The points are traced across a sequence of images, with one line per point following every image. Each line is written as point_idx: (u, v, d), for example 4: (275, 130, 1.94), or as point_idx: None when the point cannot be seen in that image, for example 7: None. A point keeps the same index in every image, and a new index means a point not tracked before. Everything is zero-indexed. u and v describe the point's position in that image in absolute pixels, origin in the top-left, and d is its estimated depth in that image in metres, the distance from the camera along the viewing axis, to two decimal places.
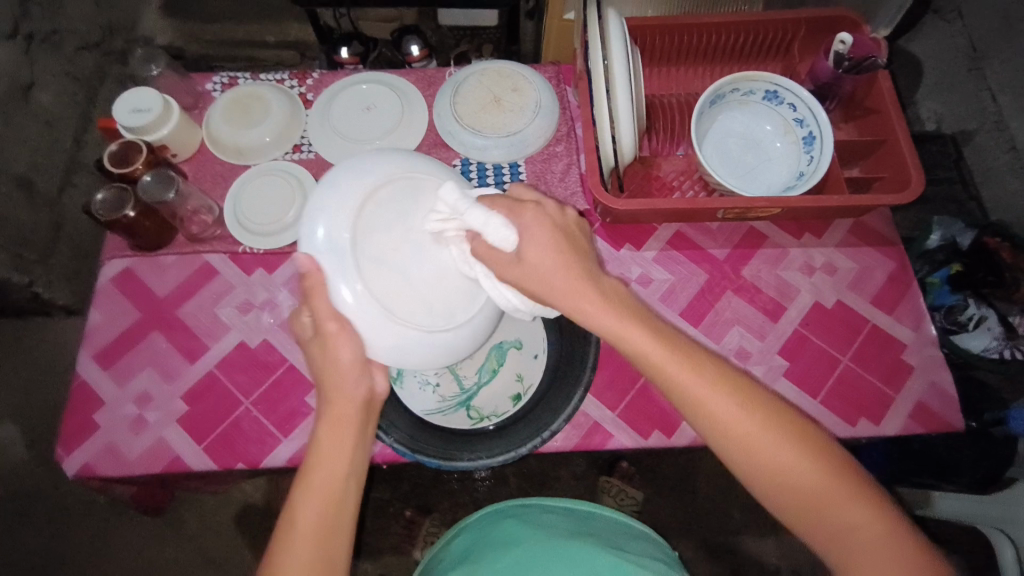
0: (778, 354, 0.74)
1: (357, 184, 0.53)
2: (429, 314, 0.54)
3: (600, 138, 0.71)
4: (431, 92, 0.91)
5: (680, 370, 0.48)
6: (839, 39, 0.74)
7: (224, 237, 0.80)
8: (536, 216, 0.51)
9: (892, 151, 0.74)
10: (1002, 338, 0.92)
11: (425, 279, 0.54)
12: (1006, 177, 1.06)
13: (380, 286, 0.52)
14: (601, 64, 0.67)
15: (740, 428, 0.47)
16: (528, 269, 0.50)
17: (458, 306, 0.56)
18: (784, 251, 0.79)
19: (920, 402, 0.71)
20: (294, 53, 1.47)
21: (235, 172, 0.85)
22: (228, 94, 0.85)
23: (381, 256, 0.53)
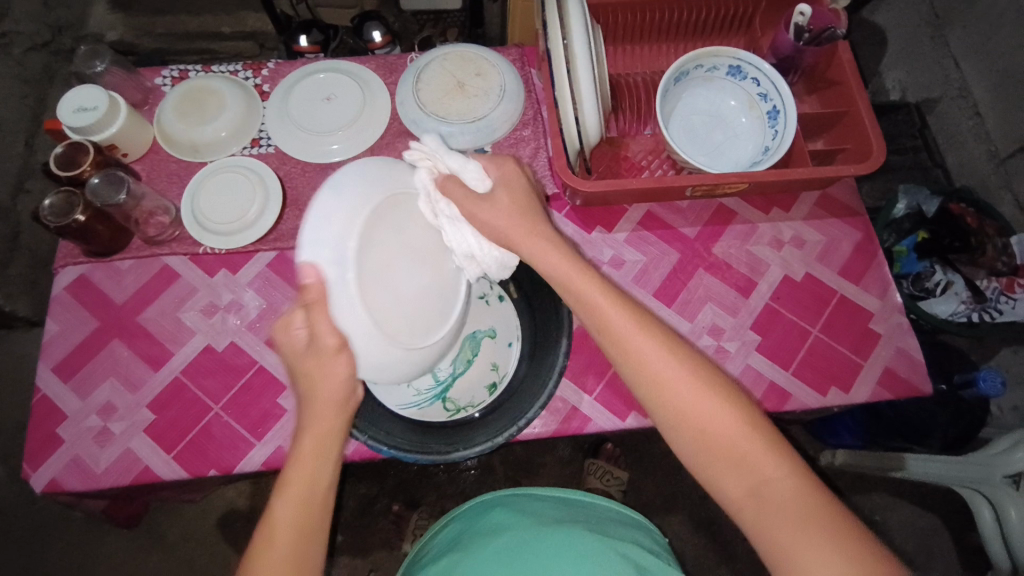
0: (751, 328, 0.74)
1: (365, 196, 0.53)
2: (414, 329, 0.56)
3: (564, 121, 0.69)
4: (393, 80, 0.89)
5: (625, 318, 0.52)
6: (797, 11, 0.74)
7: (183, 239, 0.78)
8: (516, 174, 0.60)
9: (855, 122, 0.74)
10: (970, 303, 0.95)
11: (415, 298, 0.57)
12: (970, 144, 1.08)
13: (374, 302, 0.52)
14: (562, 44, 0.65)
15: (663, 372, 0.49)
16: (492, 209, 0.57)
17: (433, 326, 0.59)
18: (753, 226, 0.79)
19: (888, 368, 0.72)
20: (253, 45, 1.42)
21: (192, 170, 0.82)
22: (178, 88, 0.82)
23: (376, 269, 0.53)
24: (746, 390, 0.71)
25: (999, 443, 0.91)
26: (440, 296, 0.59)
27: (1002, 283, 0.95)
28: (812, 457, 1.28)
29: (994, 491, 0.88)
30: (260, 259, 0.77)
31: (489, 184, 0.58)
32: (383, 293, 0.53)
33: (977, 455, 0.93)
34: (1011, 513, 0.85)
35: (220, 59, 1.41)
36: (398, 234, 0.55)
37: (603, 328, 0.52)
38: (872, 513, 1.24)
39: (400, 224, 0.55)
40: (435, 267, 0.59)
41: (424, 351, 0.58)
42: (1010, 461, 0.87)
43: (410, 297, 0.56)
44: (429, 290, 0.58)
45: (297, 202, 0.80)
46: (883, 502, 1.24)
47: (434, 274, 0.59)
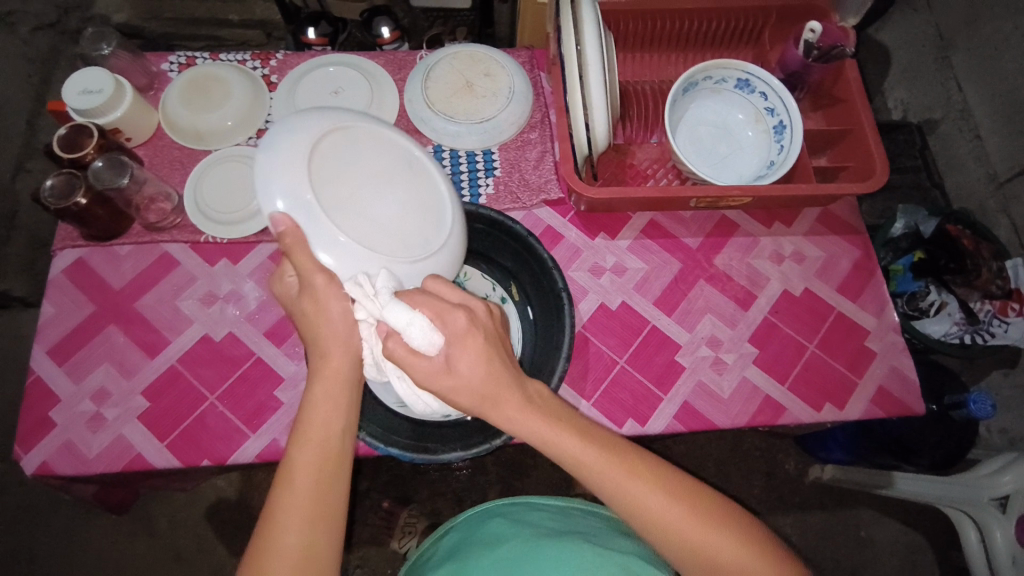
0: (748, 340, 0.75)
1: (298, 141, 0.53)
2: (408, 242, 0.54)
3: (573, 127, 0.70)
4: (401, 76, 0.88)
5: (618, 473, 0.49)
6: (808, 28, 0.74)
7: (185, 226, 0.77)
8: (470, 324, 0.47)
9: (859, 140, 0.75)
10: (963, 324, 0.97)
11: (395, 215, 0.55)
12: (969, 166, 1.09)
13: (352, 229, 0.52)
14: (574, 50, 0.66)
15: (670, 521, 0.48)
16: (440, 382, 0.47)
17: (431, 237, 0.56)
18: (755, 239, 0.80)
19: (881, 386, 0.73)
20: (259, 34, 1.43)
21: (195, 157, 0.82)
22: (185, 75, 0.81)
23: (340, 201, 0.53)
24: (742, 403, 0.72)
25: (986, 466, 0.94)
26: (428, 205, 0.57)
27: (996, 306, 0.97)
28: (801, 471, 1.28)
29: (981, 513, 0.91)
30: (261, 250, 0.77)
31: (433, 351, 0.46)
32: (358, 217, 0.53)
33: (965, 476, 0.95)
34: (996, 536, 0.87)
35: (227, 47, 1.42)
36: (343, 164, 0.54)
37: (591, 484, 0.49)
38: (858, 528, 1.25)
39: (347, 154, 0.55)
40: (405, 179, 0.56)
41: (430, 260, 0.55)
42: (997, 485, 0.90)
43: (388, 214, 0.54)
44: (412, 202, 0.56)
45: None
46: (870, 518, 1.25)
47: (410, 184, 0.56)
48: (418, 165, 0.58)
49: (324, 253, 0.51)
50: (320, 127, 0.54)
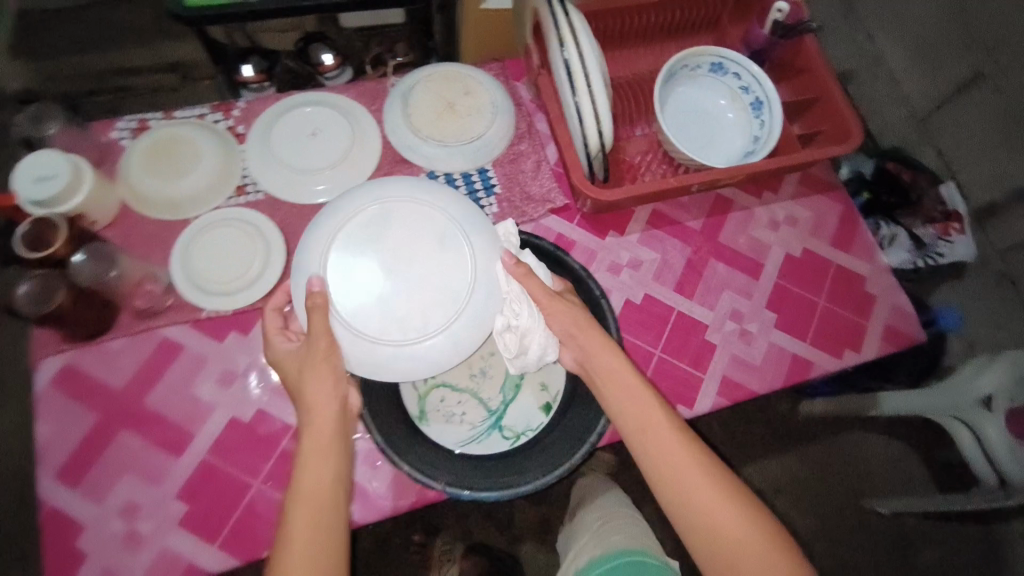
0: (766, 307, 0.79)
1: (332, 221, 0.59)
2: (406, 328, 0.58)
3: (584, 140, 0.70)
4: (377, 107, 0.86)
5: (664, 430, 0.57)
6: (776, 8, 0.78)
7: (182, 305, 0.71)
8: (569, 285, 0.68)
9: (830, 108, 0.80)
10: (914, 251, 1.07)
11: (405, 296, 0.58)
12: (890, 108, 1.20)
13: (357, 311, 0.57)
14: (576, 62, 0.67)
15: (692, 486, 0.55)
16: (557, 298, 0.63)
17: (434, 320, 0.58)
18: (750, 212, 0.84)
19: (888, 325, 0.80)
20: (173, 75, 1.32)
21: (175, 229, 0.75)
22: (143, 142, 0.75)
23: (354, 281, 0.58)
24: (774, 367, 0.76)
25: (965, 372, 1.05)
26: (445, 286, 0.59)
27: (939, 229, 1.08)
28: (794, 408, 1.35)
29: (971, 414, 1.01)
30: None
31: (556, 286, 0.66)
32: (368, 300, 0.58)
33: (949, 385, 1.06)
34: (992, 431, 0.98)
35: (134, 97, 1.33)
36: (375, 244, 0.59)
37: (644, 431, 0.58)
38: (850, 450, 1.32)
39: (375, 233, 0.59)
40: (430, 260, 0.59)
41: (425, 346, 0.58)
42: (978, 386, 1.00)
43: (396, 295, 0.58)
44: (430, 282, 0.59)
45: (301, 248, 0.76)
46: (857, 438, 1.33)
47: (436, 264, 0.59)
48: (452, 243, 0.60)
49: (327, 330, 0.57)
50: (359, 206, 0.59)
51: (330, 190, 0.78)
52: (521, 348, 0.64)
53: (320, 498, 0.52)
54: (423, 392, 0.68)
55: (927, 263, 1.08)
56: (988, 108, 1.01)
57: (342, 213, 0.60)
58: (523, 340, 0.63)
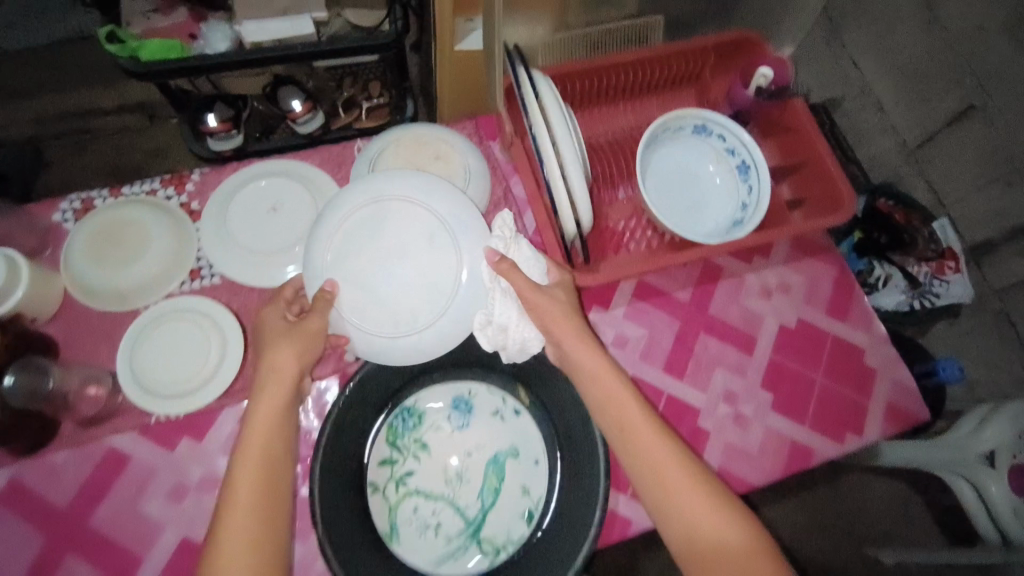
0: (762, 387, 0.74)
1: (337, 215, 0.64)
2: (398, 319, 0.63)
3: (561, 225, 0.66)
4: (342, 173, 0.79)
5: (678, 476, 0.57)
6: (761, 73, 0.74)
7: (130, 409, 0.66)
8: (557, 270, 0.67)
9: (820, 170, 0.75)
10: (908, 292, 1.00)
11: (398, 289, 0.64)
12: (878, 138, 1.04)
13: (355, 301, 0.63)
14: (552, 150, 0.63)
15: (711, 533, 0.55)
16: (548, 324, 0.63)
17: (422, 312, 0.63)
18: (741, 279, 0.79)
19: (889, 402, 0.76)
20: (140, 117, 1.45)
21: (121, 321, 0.69)
22: (87, 225, 0.70)
23: (354, 272, 0.63)
24: (771, 454, 0.71)
25: (963, 422, 1.02)
26: (433, 283, 0.64)
27: (933, 266, 0.99)
28: None
29: (972, 470, 1.00)
30: (226, 416, 0.66)
31: (547, 284, 0.66)
32: (366, 290, 0.63)
33: (948, 437, 1.04)
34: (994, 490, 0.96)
35: (101, 137, 1.45)
36: (374, 239, 0.64)
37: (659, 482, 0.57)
38: (853, 494, 1.28)
39: (374, 228, 0.64)
40: (422, 256, 0.64)
41: (413, 336, 0.62)
42: (979, 441, 0.99)
43: (391, 288, 0.64)
44: (419, 276, 0.64)
45: None
46: (861, 481, 1.29)
47: (425, 262, 0.65)
48: (441, 242, 0.65)
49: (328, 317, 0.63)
50: (360, 203, 0.64)
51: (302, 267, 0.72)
52: (500, 333, 0.63)
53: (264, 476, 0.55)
54: (394, 503, 0.63)
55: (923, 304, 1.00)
56: (979, 140, 0.89)
57: (344, 208, 0.64)
58: (501, 331, 0.63)
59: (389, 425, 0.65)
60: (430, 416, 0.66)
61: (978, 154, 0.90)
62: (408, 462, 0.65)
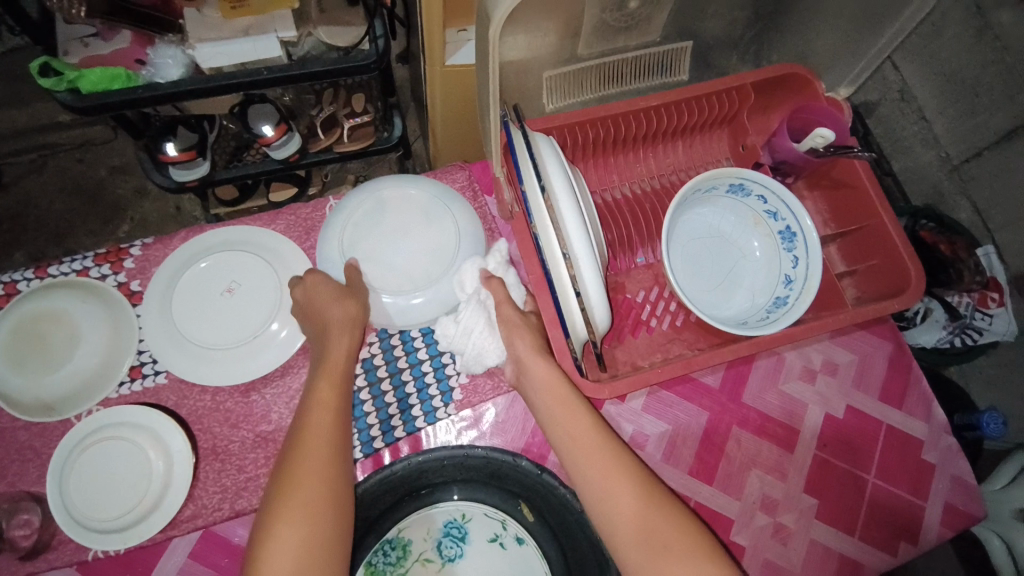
0: (805, 491, 0.64)
1: (339, 213, 0.65)
2: (414, 280, 0.64)
3: (570, 332, 0.55)
4: (312, 242, 0.69)
5: None
6: (819, 134, 0.62)
7: (63, 542, 0.55)
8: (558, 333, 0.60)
9: (880, 240, 0.64)
10: (950, 327, 0.81)
11: (408, 259, 0.65)
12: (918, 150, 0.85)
13: (372, 275, 0.63)
14: (562, 247, 0.52)
15: None
16: (558, 412, 0.55)
17: (436, 271, 0.64)
18: (780, 359, 0.69)
19: (948, 504, 0.65)
20: (105, 129, 1.32)
21: (54, 431, 0.59)
22: (6, 320, 0.58)
23: (365, 252, 0.64)
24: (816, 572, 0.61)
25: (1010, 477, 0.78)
26: (438, 249, 0.65)
27: (975, 297, 0.79)
28: None
29: None
30: (176, 547, 0.56)
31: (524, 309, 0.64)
32: (378, 265, 0.64)
33: None
34: None
35: (59, 155, 1.31)
36: (376, 223, 0.65)
37: None
38: None
39: (374, 215, 0.65)
40: (422, 228, 0.66)
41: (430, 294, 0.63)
42: None
43: (401, 259, 0.64)
44: (424, 246, 0.65)
45: (216, 448, 0.59)
46: None
47: (425, 235, 0.65)
48: (437, 214, 0.66)
49: None
50: (355, 200, 0.66)
51: (292, 335, 0.62)
52: (463, 337, 0.61)
53: (335, 410, 0.54)
54: None
55: (964, 340, 0.81)
56: None
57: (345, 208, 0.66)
58: (466, 334, 0.61)
59: (367, 562, 0.55)
60: (416, 547, 0.56)
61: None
62: None
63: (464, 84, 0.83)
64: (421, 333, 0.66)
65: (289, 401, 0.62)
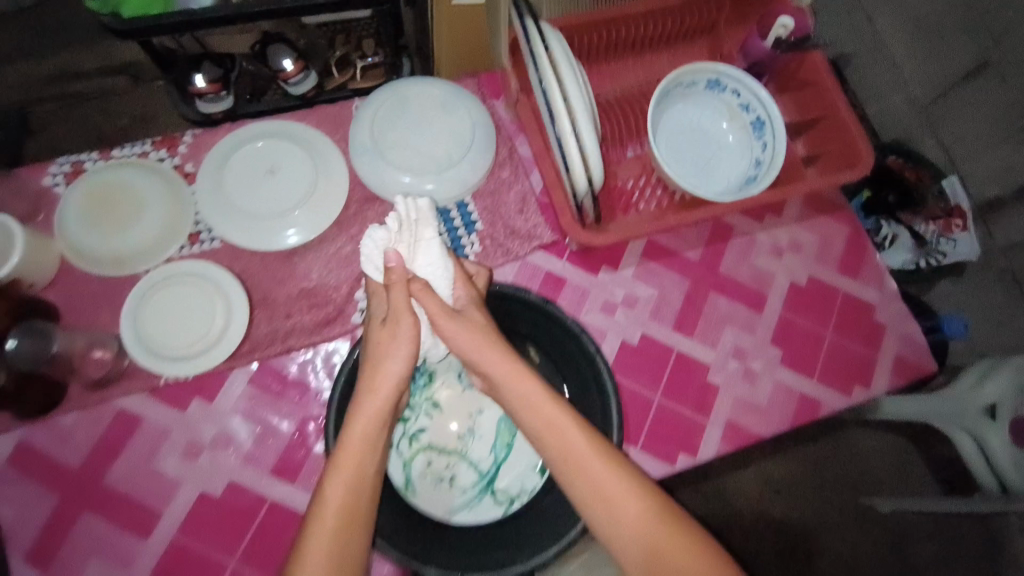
0: (771, 343, 0.75)
1: (367, 108, 0.74)
2: (436, 165, 0.73)
3: (572, 184, 0.64)
4: (341, 135, 0.77)
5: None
6: (781, 24, 0.71)
7: (136, 373, 0.65)
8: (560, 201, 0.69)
9: (837, 127, 0.74)
10: (916, 251, 0.91)
11: (430, 144, 0.74)
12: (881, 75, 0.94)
13: (401, 160, 0.73)
14: (564, 107, 0.61)
15: None
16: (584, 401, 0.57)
17: (456, 155, 0.73)
18: (752, 238, 0.78)
19: (898, 356, 0.76)
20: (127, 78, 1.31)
21: (125, 285, 0.69)
22: (82, 186, 0.68)
23: (392, 141, 0.73)
24: (780, 408, 0.72)
25: (968, 375, 0.92)
26: (456, 135, 0.74)
27: (940, 225, 0.88)
28: None
29: (973, 424, 0.90)
30: (237, 378, 0.67)
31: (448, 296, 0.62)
32: (404, 150, 0.73)
33: (947, 390, 0.94)
34: (996, 445, 0.88)
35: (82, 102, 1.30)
36: (401, 117, 0.74)
37: None
38: (853, 447, 1.21)
39: (397, 111, 0.75)
40: (441, 120, 0.75)
41: (451, 173, 0.72)
42: (983, 394, 0.88)
43: (425, 145, 0.73)
44: (445, 134, 0.74)
45: (265, 300, 0.70)
46: (856, 434, 1.21)
47: (444, 124, 0.75)
48: (453, 107, 0.75)
49: (377, 178, 0.72)
50: (380, 96, 0.74)
51: (322, 214, 0.71)
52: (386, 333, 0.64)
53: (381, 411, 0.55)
54: (408, 457, 0.65)
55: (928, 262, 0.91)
56: None
57: (371, 105, 0.74)
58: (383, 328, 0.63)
59: None
60: (440, 375, 0.68)
61: (993, 117, 0.81)
62: (419, 420, 0.66)
63: (472, 22, 0.91)
64: (456, 206, 0.75)
65: (327, 264, 0.72)
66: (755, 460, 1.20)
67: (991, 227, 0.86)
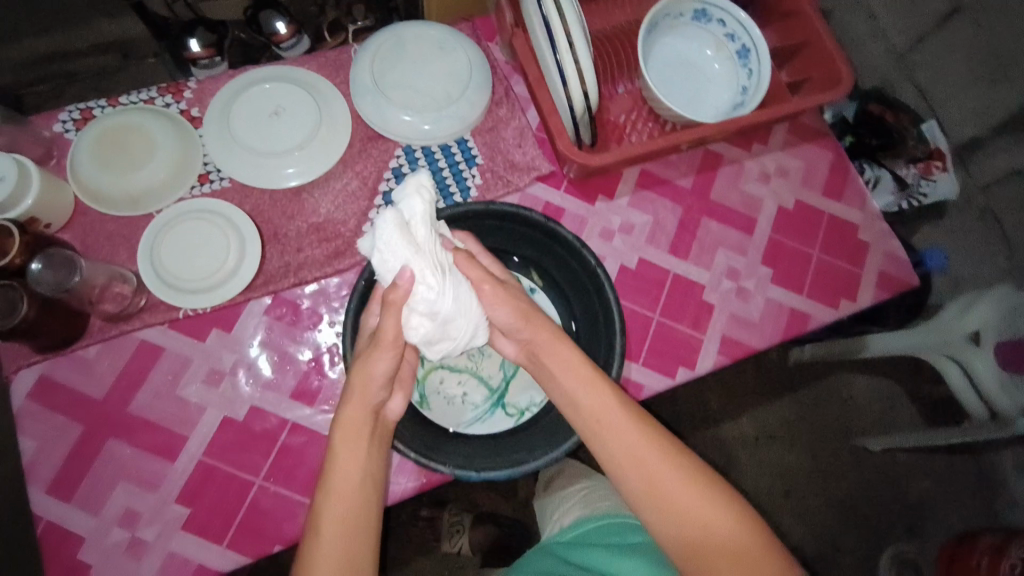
0: (762, 263, 0.78)
1: (367, 49, 0.76)
2: (435, 103, 0.75)
3: (570, 101, 0.67)
4: (341, 78, 0.79)
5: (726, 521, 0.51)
6: None
7: (154, 306, 0.68)
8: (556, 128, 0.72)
9: (819, 52, 0.77)
10: (898, 193, 0.91)
11: (428, 83, 0.76)
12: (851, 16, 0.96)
13: (401, 99, 0.75)
14: (559, 25, 0.64)
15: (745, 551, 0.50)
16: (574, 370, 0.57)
17: (455, 93, 0.76)
18: (740, 166, 0.82)
19: (882, 271, 0.80)
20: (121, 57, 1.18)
21: (139, 225, 0.71)
22: (89, 130, 0.69)
23: (392, 80, 0.75)
24: (772, 322, 0.76)
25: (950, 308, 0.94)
26: (454, 74, 0.76)
27: (920, 167, 0.90)
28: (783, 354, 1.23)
29: (957, 350, 0.90)
30: (252, 309, 0.70)
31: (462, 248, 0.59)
32: (404, 88, 0.75)
33: (932, 322, 0.94)
34: (980, 370, 0.89)
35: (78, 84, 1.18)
36: (400, 58, 0.76)
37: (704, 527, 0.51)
38: (845, 391, 1.24)
39: (396, 52, 0.76)
40: (439, 59, 0.77)
41: (450, 111, 0.75)
42: (967, 319, 0.89)
43: (423, 84, 0.76)
44: (443, 73, 0.76)
45: (275, 235, 0.72)
46: (846, 380, 1.24)
47: (442, 63, 0.76)
48: (450, 47, 0.77)
49: (379, 116, 0.74)
50: (378, 38, 0.76)
51: (328, 150, 0.74)
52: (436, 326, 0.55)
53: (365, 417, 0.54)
54: (423, 375, 0.68)
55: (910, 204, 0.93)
56: None
57: (370, 47, 0.76)
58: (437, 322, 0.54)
59: None
60: None
61: (969, 59, 0.82)
62: None
63: None
64: (456, 143, 0.78)
65: (335, 200, 0.74)
66: (751, 406, 1.23)
67: (970, 169, 0.89)
